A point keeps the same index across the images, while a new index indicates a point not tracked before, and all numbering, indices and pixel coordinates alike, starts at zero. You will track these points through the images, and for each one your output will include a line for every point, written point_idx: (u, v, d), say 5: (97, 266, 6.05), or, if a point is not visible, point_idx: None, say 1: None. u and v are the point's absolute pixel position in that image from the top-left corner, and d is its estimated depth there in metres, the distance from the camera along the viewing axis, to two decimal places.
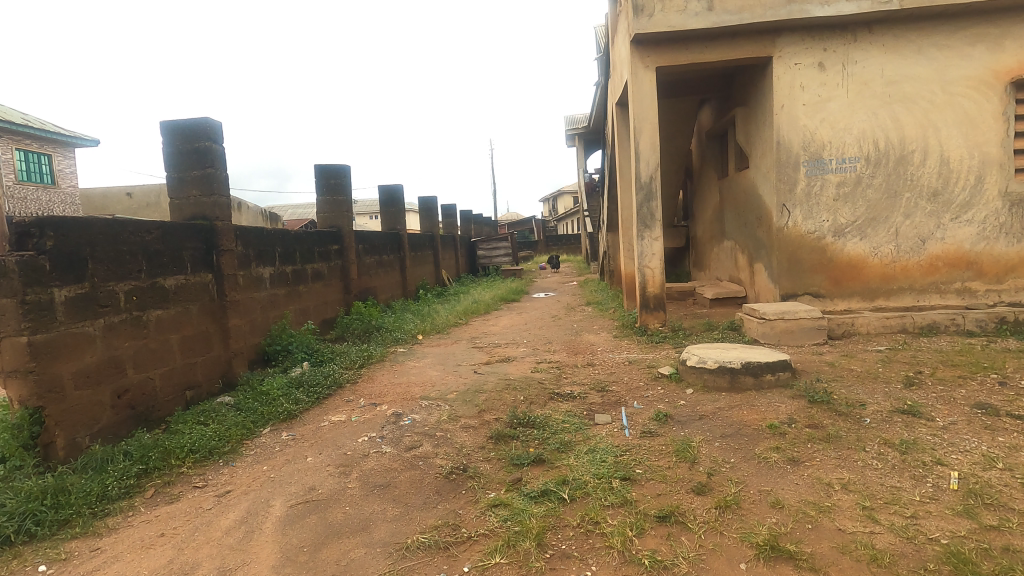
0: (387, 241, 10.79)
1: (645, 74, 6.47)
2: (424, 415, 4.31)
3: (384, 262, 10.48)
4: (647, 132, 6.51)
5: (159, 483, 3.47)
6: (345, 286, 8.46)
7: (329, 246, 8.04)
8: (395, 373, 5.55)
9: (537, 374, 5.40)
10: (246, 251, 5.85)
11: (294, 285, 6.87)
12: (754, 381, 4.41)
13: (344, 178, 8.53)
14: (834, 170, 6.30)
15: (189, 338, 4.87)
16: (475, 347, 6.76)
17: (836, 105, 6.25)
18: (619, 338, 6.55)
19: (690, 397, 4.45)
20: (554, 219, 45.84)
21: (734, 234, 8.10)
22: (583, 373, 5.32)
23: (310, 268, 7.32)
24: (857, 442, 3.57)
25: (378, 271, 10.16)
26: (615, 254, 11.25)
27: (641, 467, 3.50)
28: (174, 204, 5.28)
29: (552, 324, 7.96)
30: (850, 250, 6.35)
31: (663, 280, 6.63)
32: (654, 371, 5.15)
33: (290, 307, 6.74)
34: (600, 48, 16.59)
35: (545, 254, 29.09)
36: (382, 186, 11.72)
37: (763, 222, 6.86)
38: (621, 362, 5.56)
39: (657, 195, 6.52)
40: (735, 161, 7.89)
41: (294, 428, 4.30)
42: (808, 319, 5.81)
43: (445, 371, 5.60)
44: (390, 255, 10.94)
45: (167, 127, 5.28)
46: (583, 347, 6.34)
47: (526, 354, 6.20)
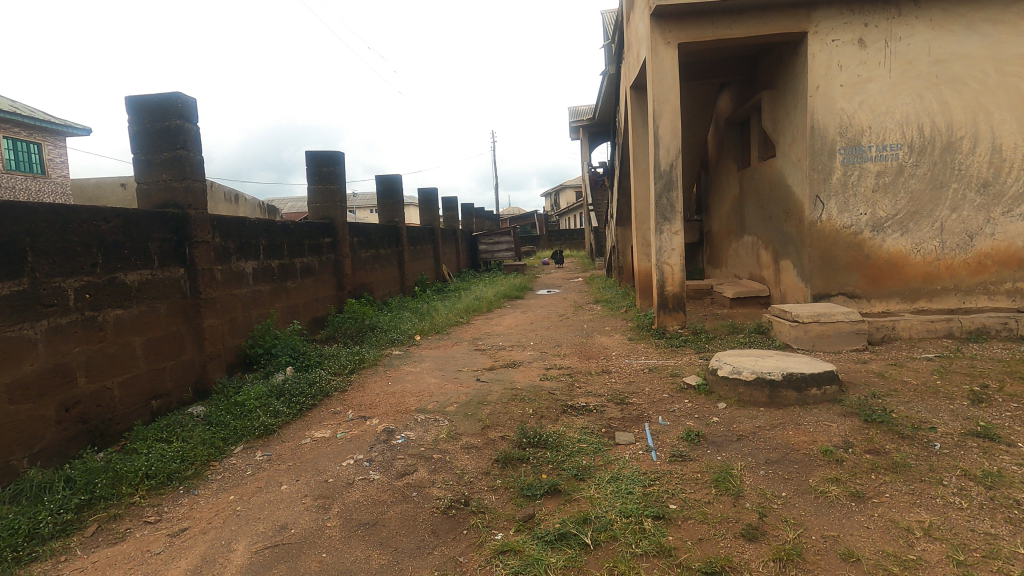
0: (384, 234, 10.22)
1: (667, 51, 5.88)
2: (419, 433, 3.76)
3: (381, 257, 9.93)
4: (667, 115, 5.93)
5: (104, 518, 2.92)
6: (338, 281, 7.90)
7: (321, 239, 7.48)
8: (388, 380, 4.99)
9: (546, 382, 4.84)
10: (226, 243, 5.29)
11: (281, 280, 6.31)
12: (798, 396, 3.85)
13: (337, 166, 7.96)
14: (874, 158, 5.73)
15: (155, 341, 4.32)
16: (477, 349, 6.20)
17: (877, 86, 5.67)
18: (635, 342, 6.00)
19: (724, 413, 3.90)
20: (556, 213, 45.17)
21: (756, 229, 7.53)
22: (598, 382, 4.77)
23: (299, 262, 6.76)
24: (932, 474, 3.01)
25: (375, 266, 9.61)
26: (624, 249, 10.67)
27: (675, 501, 2.95)
28: (142, 190, 4.72)
29: (560, 324, 7.40)
30: (890, 246, 5.78)
31: (683, 278, 6.08)
32: (679, 380, 4.59)
33: (276, 304, 6.19)
34: (606, 35, 16.00)
35: (548, 249, 28.53)
36: (380, 177, 11.15)
37: (792, 215, 6.29)
38: (640, 369, 5.01)
39: (678, 185, 5.95)
40: (758, 149, 7.31)
41: (270, 446, 3.75)
42: (846, 323, 5.25)
43: (444, 377, 5.05)
44: (387, 248, 10.38)
45: (134, 103, 4.70)
46: (596, 351, 5.78)
47: (534, 358, 5.64)
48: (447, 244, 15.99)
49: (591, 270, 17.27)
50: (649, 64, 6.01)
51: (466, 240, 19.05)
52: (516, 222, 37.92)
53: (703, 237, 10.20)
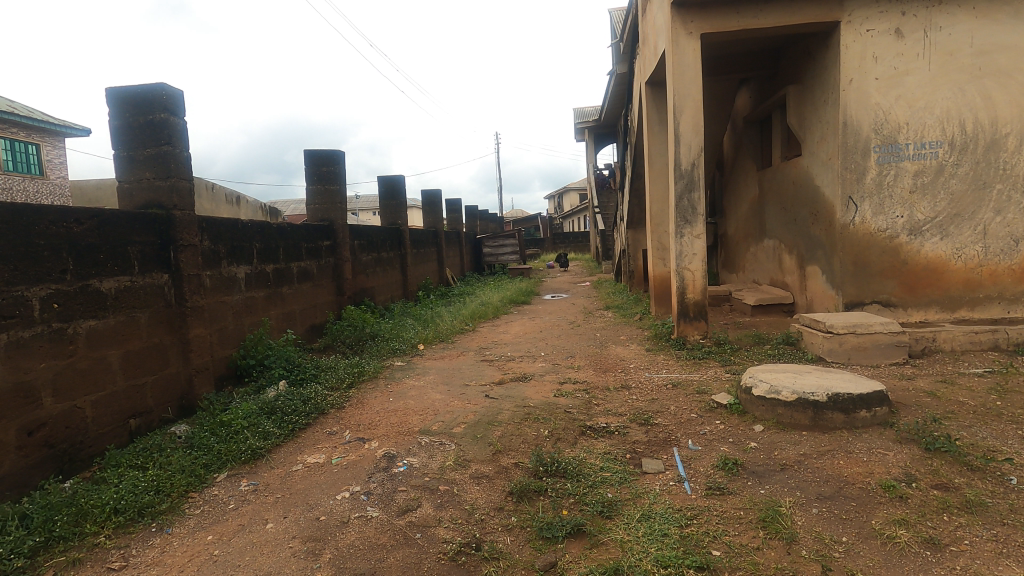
0: (386, 237, 9.86)
1: (688, 42, 5.50)
2: (423, 460, 3.37)
3: (383, 261, 9.56)
4: (689, 110, 5.54)
5: (61, 563, 2.54)
6: (337, 286, 7.53)
7: (320, 242, 7.12)
8: (389, 396, 4.60)
9: (561, 399, 4.44)
10: (216, 247, 4.92)
11: (276, 286, 5.94)
12: (846, 420, 3.45)
13: (338, 166, 7.60)
14: (911, 157, 5.34)
15: (135, 354, 3.95)
16: (485, 361, 5.80)
17: (915, 79, 5.28)
18: (653, 353, 5.60)
19: (762, 438, 3.49)
20: (560, 216, 44.76)
21: (778, 232, 7.13)
22: (618, 399, 4.37)
23: (296, 266, 6.39)
24: (1017, 516, 2.59)
25: (377, 270, 9.24)
26: (635, 253, 10.28)
27: (720, 547, 2.55)
28: (124, 189, 4.36)
29: (571, 333, 7.00)
30: (929, 251, 5.38)
31: (704, 285, 5.69)
32: (707, 398, 4.19)
33: (270, 312, 5.81)
34: (614, 34, 15.64)
35: (552, 252, 28.16)
36: (382, 178, 10.79)
37: (820, 218, 5.90)
38: (662, 384, 4.61)
39: (700, 185, 5.57)
40: (781, 148, 6.92)
41: (257, 473, 3.36)
42: (885, 334, 4.85)
43: (449, 393, 4.65)
44: (390, 252, 10.02)
45: (115, 95, 4.34)
46: (612, 363, 5.39)
47: (545, 371, 5.24)
48: (451, 247, 15.61)
49: (598, 274, 16.85)
50: (669, 56, 5.63)
51: (470, 243, 18.67)
52: (519, 225, 37.53)
53: (717, 240, 9.80)
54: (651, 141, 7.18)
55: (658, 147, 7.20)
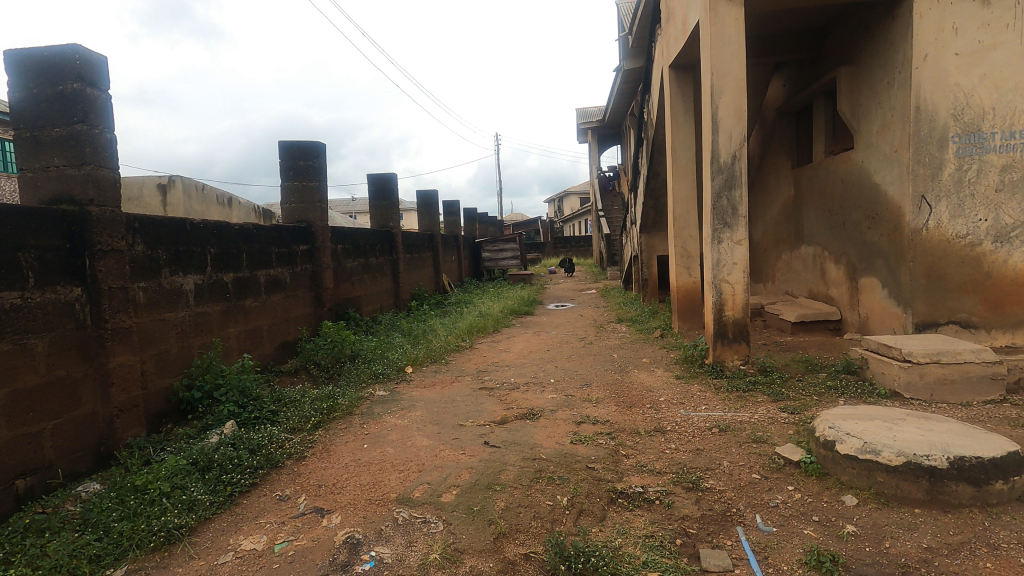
0: (376, 241, 8.94)
1: (730, 10, 4.59)
2: (399, 550, 2.44)
3: (371, 267, 8.65)
4: (729, 91, 4.63)
5: None
6: (316, 297, 6.62)
7: (295, 247, 6.20)
8: (363, 442, 3.66)
9: (580, 447, 3.51)
10: (153, 252, 4.00)
11: (236, 299, 5.01)
12: (976, 495, 2.53)
13: (318, 159, 6.69)
14: (997, 149, 4.44)
15: (24, 393, 3.02)
16: (484, 390, 4.86)
17: (1003, 56, 4.39)
18: (685, 382, 4.67)
19: (861, 518, 2.57)
20: (561, 219, 43.79)
21: (820, 238, 6.23)
22: (652, 449, 3.44)
23: (262, 275, 5.46)
24: None
25: (364, 278, 8.33)
26: (649, 260, 9.36)
27: None
28: (27, 179, 3.46)
29: (583, 352, 6.07)
30: (1019, 262, 4.47)
31: (745, 300, 4.78)
32: (769, 451, 3.26)
33: (228, 329, 4.88)
34: (622, 26, 14.75)
35: (553, 256, 27.25)
36: (372, 176, 9.89)
37: (881, 221, 5.01)
38: (705, 428, 3.67)
39: (741, 181, 4.66)
40: (825, 141, 6.03)
41: (169, 568, 2.43)
42: (977, 365, 3.93)
43: (439, 436, 3.72)
44: (380, 257, 9.10)
45: (18, 61, 3.43)
46: (637, 395, 4.45)
47: (557, 406, 4.31)
48: (447, 252, 14.70)
49: (603, 281, 15.91)
50: (705, 27, 4.72)
51: (467, 247, 17.75)
52: (519, 229, 36.65)
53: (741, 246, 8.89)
54: (675, 133, 6.28)
55: (683, 140, 6.30)
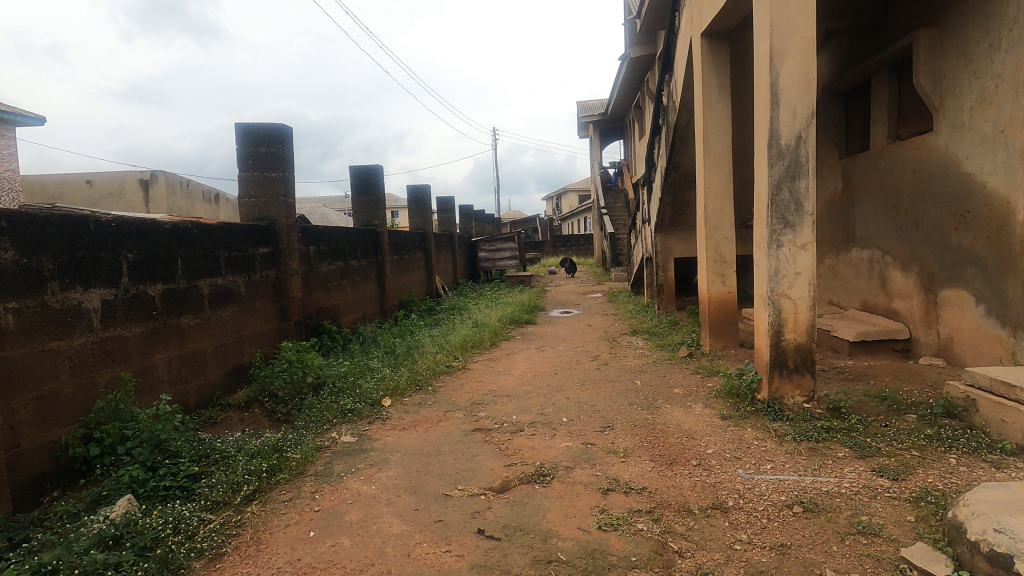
0: (358, 242, 7.92)
1: None
2: None
3: (352, 272, 7.63)
4: (794, 53, 3.61)
5: None
6: (281, 308, 5.60)
7: (252, 250, 5.17)
8: (309, 527, 2.62)
9: (611, 537, 2.49)
10: (28, 260, 2.96)
11: (166, 316, 3.98)
12: None
13: (283, 146, 5.63)
14: None
15: None
16: (478, 433, 3.85)
17: None
18: (735, 425, 3.66)
19: None
20: (559, 217, 42.79)
21: (879, 240, 5.23)
22: (716, 543, 2.42)
23: (206, 285, 4.43)
24: None
25: (343, 284, 7.30)
26: (666, 264, 8.35)
27: None
28: None
29: (598, 377, 5.06)
30: None
31: (811, 321, 3.76)
32: (890, 553, 2.25)
33: (155, 357, 3.85)
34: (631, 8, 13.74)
35: (552, 255, 26.29)
36: (355, 168, 8.84)
37: (979, 219, 4.02)
38: (783, 506, 2.66)
39: (807, 169, 3.64)
40: (889, 125, 5.04)
41: None
42: None
43: (415, 516, 2.69)
44: (363, 260, 8.08)
45: None
46: (677, 446, 3.44)
47: (575, 461, 3.30)
48: (441, 253, 13.68)
49: (608, 283, 14.92)
50: None
51: (464, 246, 16.74)
52: (517, 228, 35.66)
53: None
54: (708, 115, 5.27)
55: (716, 124, 5.29)
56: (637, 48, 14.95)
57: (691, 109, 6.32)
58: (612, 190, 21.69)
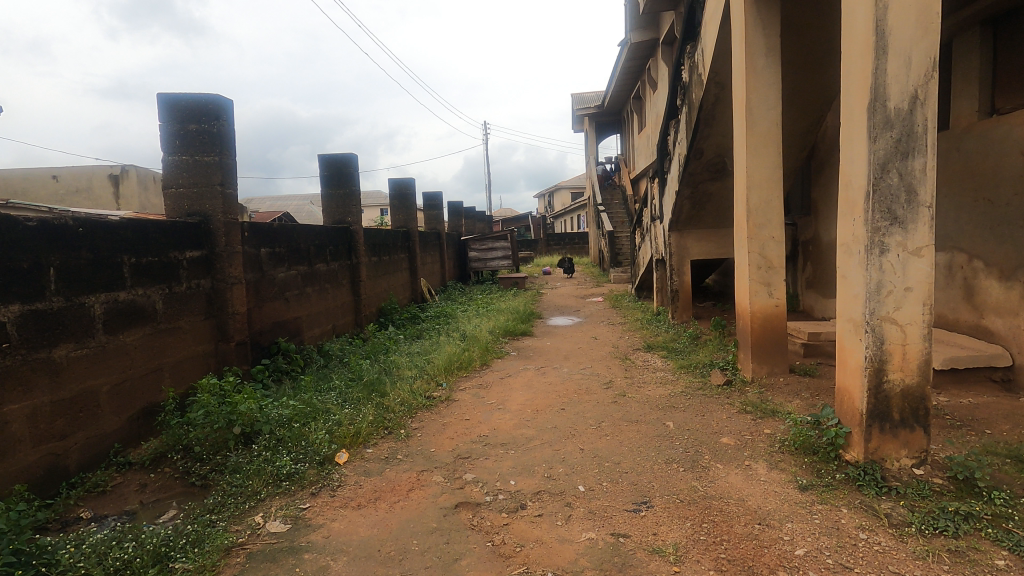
0: (326, 243, 6.80)
1: None
2: None
3: (319, 277, 6.52)
4: None
5: None
6: (219, 327, 4.48)
7: (175, 254, 4.04)
8: None
9: None
10: None
11: (28, 350, 2.87)
12: None
13: (218, 122, 4.47)
14: None
15: None
16: (463, 511, 2.76)
17: None
18: (823, 503, 2.60)
19: None
20: (552, 215, 41.78)
21: (963, 242, 4.21)
22: None
23: (99, 303, 3.32)
24: None
25: (307, 292, 6.18)
26: (681, 267, 7.31)
27: None
28: None
29: (616, 415, 4.00)
30: None
31: (924, 356, 2.70)
32: None
33: (5, 408, 2.74)
34: None
35: (545, 254, 25.27)
36: (324, 157, 7.66)
37: None
38: None
39: (925, 143, 2.59)
40: (981, 97, 4.02)
41: None
42: None
43: None
44: (332, 263, 6.96)
45: None
46: (748, 540, 2.38)
47: (603, 570, 2.22)
48: (428, 253, 12.60)
49: (608, 285, 13.87)
50: None
51: (453, 245, 15.65)
52: (509, 225, 34.64)
53: (804, 250, 6.85)
54: (751, 85, 4.22)
55: (762, 96, 4.23)
56: (638, 33, 13.96)
57: (720, 83, 5.27)
58: (608, 186, 20.70)
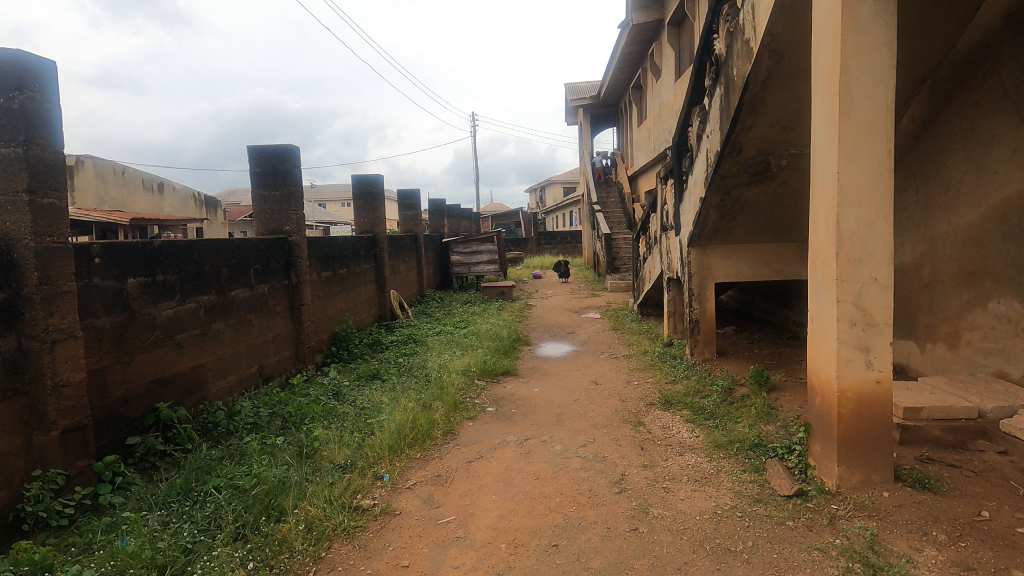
0: (249, 261, 5.25)
1: None
2: None
3: (236, 308, 4.99)
4: None
5: None
6: (32, 408, 2.93)
7: None
8: None
9: None
10: None
11: None
12: None
13: (29, 92, 2.89)
14: None
15: None
16: None
17: None
18: None
19: None
20: (543, 212, 40.44)
21: None
22: None
23: None
24: None
25: (214, 330, 4.64)
26: (702, 292, 5.87)
27: None
28: None
29: (640, 566, 2.51)
30: None
31: None
32: None
33: None
34: None
35: (536, 254, 23.80)
36: (254, 149, 6.07)
37: None
38: None
39: None
40: None
41: None
42: None
43: None
44: (260, 287, 5.42)
45: None
46: None
47: None
48: (401, 259, 11.04)
49: (604, 296, 12.43)
50: None
51: (433, 248, 14.09)
52: (498, 222, 33.23)
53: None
54: (850, 47, 2.73)
55: (866, 65, 2.74)
56: (638, 13, 12.55)
57: (779, 52, 3.78)
58: (603, 183, 19.24)
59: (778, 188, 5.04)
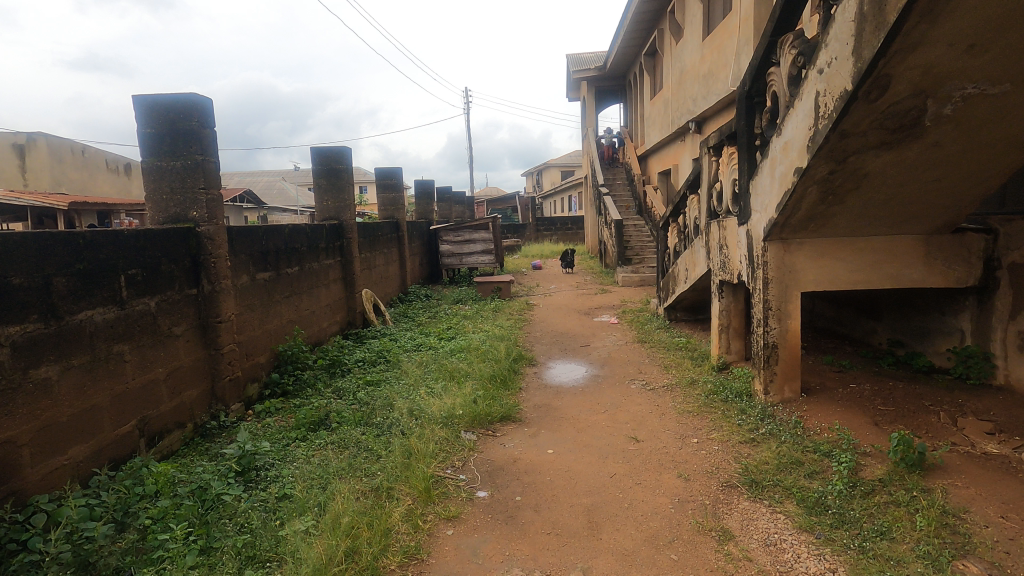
0: (116, 266, 3.47)
1: None
2: None
3: (88, 338, 3.23)
4: None
5: None
6: None
7: None
8: None
9: None
10: None
11: None
12: None
13: None
14: None
15: None
16: None
17: None
18: None
19: None
20: (541, 196, 38.68)
21: None
22: None
23: None
24: None
25: (34, 379, 2.88)
26: (784, 307, 4.12)
27: None
28: None
29: None
30: None
31: None
32: None
33: None
34: None
35: (535, 241, 22.05)
36: (147, 100, 4.19)
37: None
38: None
39: None
40: None
41: None
42: None
43: None
44: (140, 302, 3.66)
45: None
46: None
47: None
48: (378, 251, 9.23)
49: (618, 292, 10.71)
50: None
51: (419, 235, 12.28)
52: (493, 205, 31.36)
53: None
54: None
55: None
56: None
57: None
58: (609, 164, 17.43)
59: (923, 152, 3.29)
